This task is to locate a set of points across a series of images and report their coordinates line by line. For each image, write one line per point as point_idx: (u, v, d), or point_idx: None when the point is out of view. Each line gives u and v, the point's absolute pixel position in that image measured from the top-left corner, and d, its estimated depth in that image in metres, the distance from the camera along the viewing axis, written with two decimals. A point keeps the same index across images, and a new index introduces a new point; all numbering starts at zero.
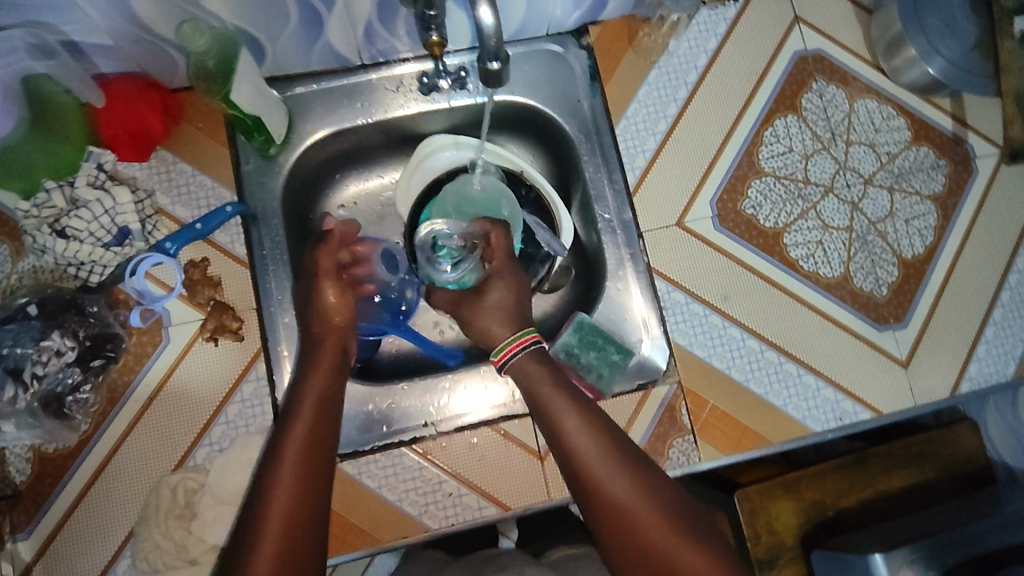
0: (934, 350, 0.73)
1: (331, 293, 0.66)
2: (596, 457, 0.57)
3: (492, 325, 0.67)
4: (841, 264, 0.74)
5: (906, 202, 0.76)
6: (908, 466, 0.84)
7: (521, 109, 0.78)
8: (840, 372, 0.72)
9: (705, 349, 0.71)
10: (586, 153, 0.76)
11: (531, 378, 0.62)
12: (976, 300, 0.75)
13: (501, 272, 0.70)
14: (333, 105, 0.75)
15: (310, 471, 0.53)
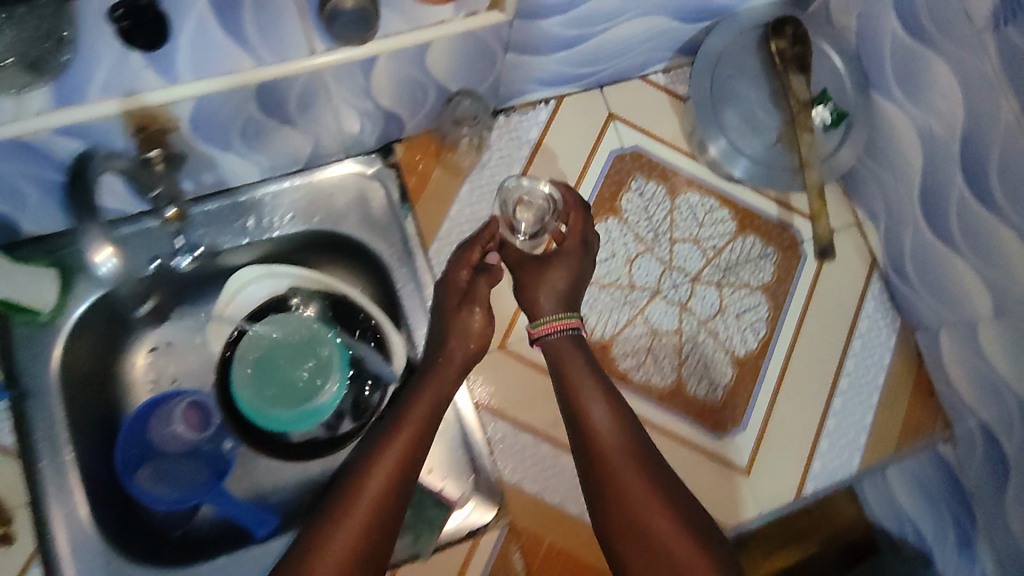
0: (776, 450, 0.72)
1: (476, 316, 0.62)
2: (613, 449, 0.55)
3: (538, 297, 0.63)
4: (673, 371, 0.72)
5: (735, 296, 0.75)
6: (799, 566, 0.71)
7: (328, 236, 0.73)
8: None
9: (537, 482, 0.68)
10: (401, 280, 0.74)
11: (566, 361, 0.61)
12: (815, 391, 0.73)
13: (567, 253, 0.66)
14: (112, 264, 0.69)
15: (404, 474, 0.54)
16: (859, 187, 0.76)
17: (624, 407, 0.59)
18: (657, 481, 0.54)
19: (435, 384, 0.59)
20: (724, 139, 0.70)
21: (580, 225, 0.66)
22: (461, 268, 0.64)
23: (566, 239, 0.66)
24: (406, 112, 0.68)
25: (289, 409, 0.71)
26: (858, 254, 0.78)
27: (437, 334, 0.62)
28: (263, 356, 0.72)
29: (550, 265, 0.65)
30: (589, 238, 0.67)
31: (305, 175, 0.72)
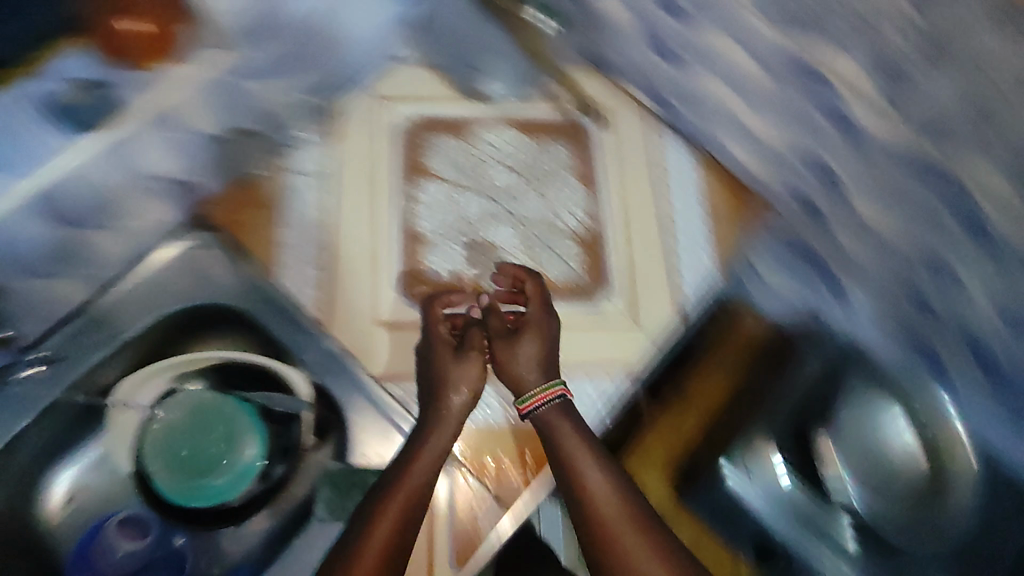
0: (647, 291, 0.82)
1: (476, 368, 0.70)
2: (611, 509, 0.61)
3: (521, 372, 0.70)
4: (534, 272, 0.81)
5: (555, 190, 0.85)
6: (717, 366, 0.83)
7: (197, 312, 0.75)
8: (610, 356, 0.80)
9: (463, 416, 0.76)
10: (272, 322, 0.76)
11: (552, 430, 0.66)
12: (652, 231, 0.85)
13: (531, 319, 0.74)
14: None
15: (405, 530, 0.62)
16: (606, 63, 0.89)
17: (615, 471, 0.64)
18: (660, 553, 0.59)
19: (445, 424, 0.69)
20: (486, 80, 0.87)
21: (537, 294, 0.75)
22: (444, 338, 0.74)
23: (530, 306, 0.75)
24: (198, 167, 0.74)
25: (224, 474, 0.70)
26: (634, 112, 0.90)
27: (435, 386, 0.71)
28: (172, 446, 0.71)
29: (523, 334, 0.72)
30: (544, 313, 0.74)
31: (153, 264, 0.75)
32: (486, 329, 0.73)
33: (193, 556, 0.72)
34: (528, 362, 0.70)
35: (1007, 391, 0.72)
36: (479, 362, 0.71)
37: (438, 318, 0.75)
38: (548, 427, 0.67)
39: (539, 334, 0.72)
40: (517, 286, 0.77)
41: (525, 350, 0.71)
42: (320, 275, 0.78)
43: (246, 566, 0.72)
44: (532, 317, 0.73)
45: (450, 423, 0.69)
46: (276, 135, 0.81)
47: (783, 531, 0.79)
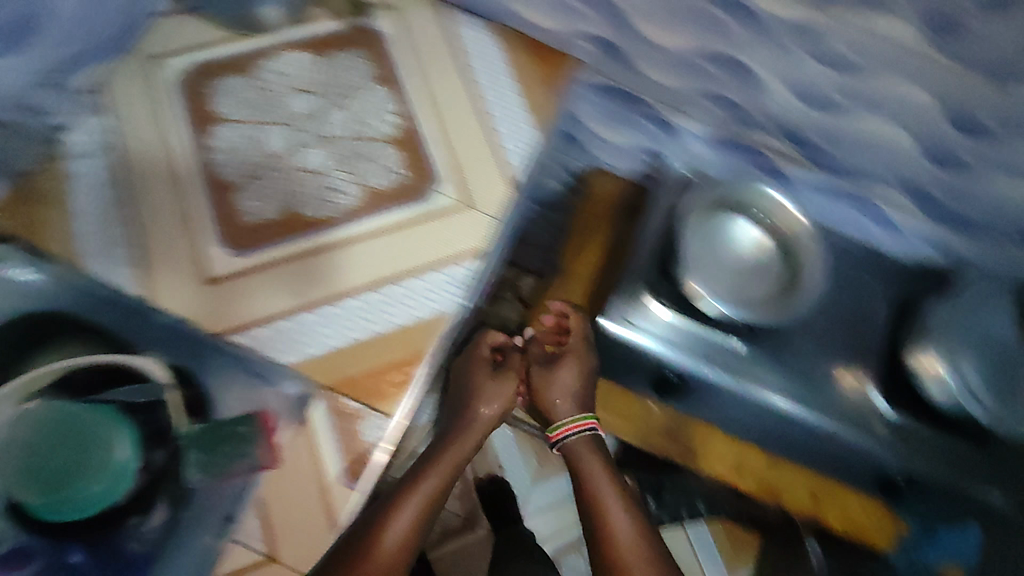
0: (473, 168, 0.79)
1: (508, 385, 0.86)
2: (626, 535, 0.76)
3: (555, 398, 0.87)
4: (354, 184, 0.77)
5: (356, 99, 0.82)
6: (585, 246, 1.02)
7: (20, 323, 0.68)
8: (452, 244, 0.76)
9: (317, 344, 0.72)
10: (97, 311, 0.70)
11: (585, 461, 0.83)
12: (461, 110, 0.82)
13: (571, 347, 0.90)
14: None
15: (408, 542, 0.67)
16: None
17: (641, 519, 0.78)
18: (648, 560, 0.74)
19: (473, 431, 0.81)
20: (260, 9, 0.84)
21: (580, 327, 0.92)
22: (481, 360, 0.87)
23: (572, 338, 0.91)
24: None
25: (102, 477, 0.65)
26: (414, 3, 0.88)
27: (462, 394, 0.84)
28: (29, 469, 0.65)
29: (560, 367, 0.88)
30: (581, 347, 0.91)
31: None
32: (534, 358, 0.91)
33: (96, 573, 0.63)
34: (564, 381, 0.88)
35: (818, 159, 0.86)
36: (509, 377, 0.87)
37: (485, 346, 0.89)
38: (577, 457, 0.83)
39: (580, 363, 0.89)
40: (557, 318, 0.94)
41: (564, 377, 0.88)
42: (128, 242, 0.73)
43: (143, 561, 0.64)
44: (573, 345, 0.90)
45: (475, 433, 0.81)
46: (36, 119, 0.75)
47: (678, 361, 0.89)
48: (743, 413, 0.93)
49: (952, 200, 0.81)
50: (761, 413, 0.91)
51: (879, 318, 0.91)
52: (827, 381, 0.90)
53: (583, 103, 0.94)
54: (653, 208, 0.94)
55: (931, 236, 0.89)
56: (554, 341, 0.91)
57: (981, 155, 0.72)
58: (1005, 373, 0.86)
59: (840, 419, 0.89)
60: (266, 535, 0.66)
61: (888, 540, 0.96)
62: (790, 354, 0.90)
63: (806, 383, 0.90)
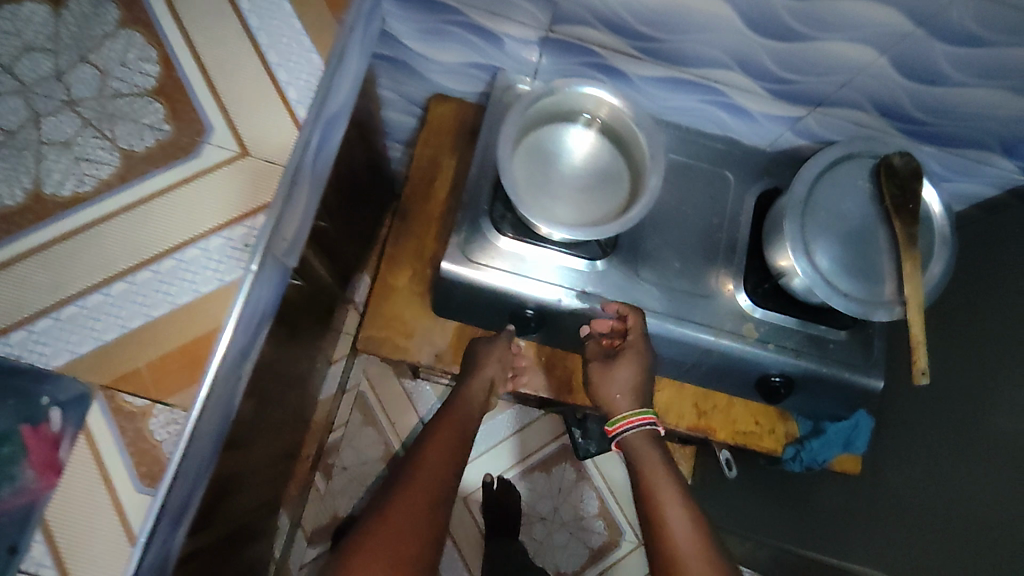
0: (251, 117, 0.68)
1: (495, 362, 0.82)
2: (683, 533, 0.63)
3: (613, 395, 0.77)
4: (112, 151, 0.66)
5: (105, 50, 0.68)
6: (434, 181, 0.93)
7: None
8: (235, 203, 0.67)
9: (91, 339, 0.63)
10: None
11: (643, 456, 0.71)
12: (234, 45, 0.70)
13: (629, 345, 0.78)
14: None
15: (412, 534, 0.60)
16: None
17: (703, 516, 0.66)
18: (705, 556, 0.62)
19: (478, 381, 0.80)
20: None
21: (638, 324, 0.78)
22: (501, 345, 0.84)
23: (630, 335, 0.78)
24: None
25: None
26: None
27: (469, 368, 0.82)
28: None
29: (620, 360, 0.77)
30: (642, 347, 0.78)
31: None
32: (593, 356, 0.80)
33: None
34: (615, 376, 0.77)
35: (647, 48, 0.75)
36: (501, 355, 0.83)
37: (500, 348, 0.83)
38: (637, 450, 0.72)
39: (637, 361, 0.77)
40: (620, 324, 0.80)
41: (620, 374, 0.77)
42: None
43: None
44: (632, 342, 0.78)
45: (474, 400, 0.78)
46: None
47: (542, 296, 0.81)
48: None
49: (792, 74, 0.74)
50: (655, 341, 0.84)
51: (741, 211, 0.86)
52: (712, 288, 0.83)
53: (395, 22, 0.82)
54: (484, 132, 0.85)
55: (786, 116, 0.82)
56: (610, 342, 0.80)
57: (803, 18, 0.65)
58: (866, 257, 0.74)
59: (708, 330, 0.82)
60: (56, 559, 0.60)
61: (779, 444, 0.92)
62: (652, 267, 0.83)
63: (691, 292, 0.83)
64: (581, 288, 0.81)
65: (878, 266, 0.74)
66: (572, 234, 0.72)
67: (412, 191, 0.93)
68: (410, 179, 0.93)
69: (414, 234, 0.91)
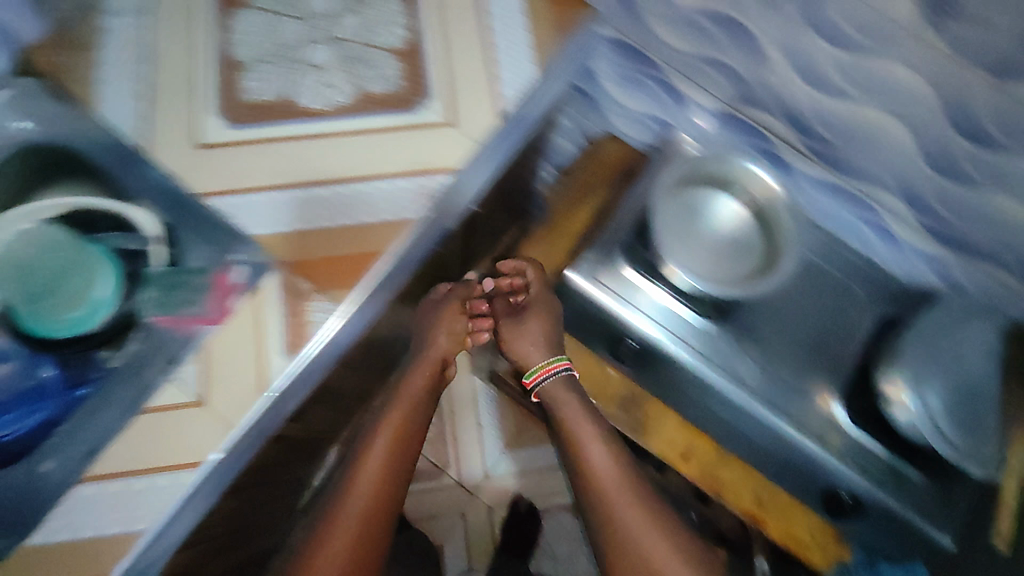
0: (465, 94, 0.82)
1: (443, 335, 0.85)
2: (607, 470, 0.74)
3: (528, 347, 0.85)
4: (352, 86, 0.81)
5: (372, 11, 0.85)
6: (580, 203, 1.03)
7: (33, 152, 0.75)
8: (431, 159, 0.79)
9: (287, 223, 0.75)
10: (114, 167, 0.76)
11: (563, 403, 0.80)
12: (471, 37, 0.84)
13: (534, 300, 0.89)
14: None
15: (392, 470, 0.76)
16: None
17: (619, 455, 0.76)
18: (644, 507, 0.71)
19: (426, 363, 0.84)
20: None
21: (539, 273, 0.91)
22: (458, 305, 0.87)
23: (532, 287, 0.90)
24: None
25: (84, 304, 0.71)
26: None
27: (427, 325, 0.86)
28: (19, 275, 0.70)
29: (528, 317, 0.86)
30: (537, 294, 0.89)
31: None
32: (502, 308, 0.89)
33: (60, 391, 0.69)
34: (529, 333, 0.85)
35: (819, 149, 0.81)
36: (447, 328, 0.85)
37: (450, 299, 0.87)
38: (558, 396, 0.81)
39: (544, 311, 0.87)
40: (521, 280, 0.91)
41: (529, 326, 0.86)
42: (140, 100, 0.79)
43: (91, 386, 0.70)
44: (535, 296, 0.88)
45: (428, 363, 0.84)
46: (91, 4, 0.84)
47: (644, 330, 0.85)
48: (700, 400, 0.87)
49: (950, 215, 0.76)
50: (737, 413, 0.86)
51: (861, 326, 0.87)
52: (808, 385, 0.85)
53: (603, 61, 0.91)
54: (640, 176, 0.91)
55: (926, 250, 0.83)
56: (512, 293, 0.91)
57: (983, 168, 0.68)
58: (971, 408, 0.77)
59: (790, 421, 0.83)
60: (201, 382, 0.70)
61: (827, 561, 0.86)
62: (757, 344, 0.86)
63: (783, 384, 0.85)
64: (677, 339, 0.85)
65: (983, 420, 0.77)
66: (694, 283, 0.81)
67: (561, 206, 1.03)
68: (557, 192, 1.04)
69: (548, 241, 1.01)
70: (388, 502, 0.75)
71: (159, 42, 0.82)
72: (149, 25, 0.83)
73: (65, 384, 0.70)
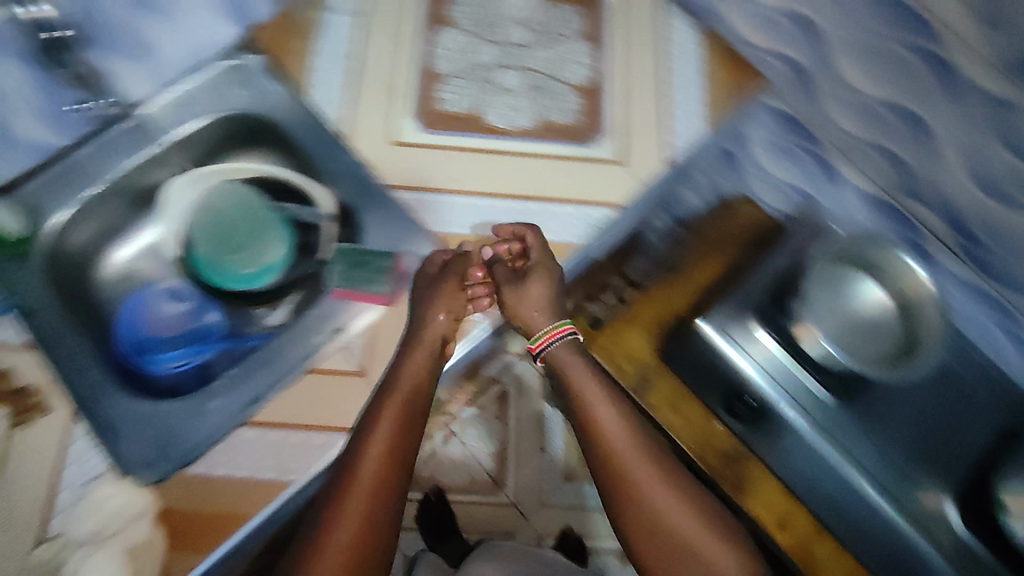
0: (638, 139, 0.87)
1: (440, 313, 0.74)
2: (624, 450, 0.70)
3: (531, 312, 0.77)
4: (537, 112, 0.88)
5: (564, 47, 0.92)
6: (711, 254, 0.91)
7: (241, 120, 0.85)
8: (599, 191, 0.84)
9: (462, 226, 0.81)
10: (314, 146, 0.85)
11: (570, 368, 0.75)
12: (650, 86, 0.90)
13: (534, 262, 0.78)
14: (57, 179, 0.79)
15: (389, 466, 0.66)
16: None
17: (630, 416, 0.73)
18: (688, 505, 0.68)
19: (428, 341, 0.73)
20: None
21: (540, 237, 0.78)
22: (456, 274, 0.76)
23: (534, 251, 0.79)
24: None
25: (254, 265, 0.85)
26: None
27: (433, 295, 0.75)
28: (214, 227, 0.86)
29: (531, 279, 0.77)
30: (539, 256, 0.78)
31: (185, 125, 0.83)
32: (503, 271, 0.78)
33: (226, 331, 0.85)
34: (529, 301, 0.77)
35: (977, 254, 0.79)
36: (444, 303, 0.75)
37: (436, 266, 0.77)
38: (565, 362, 0.75)
39: (543, 273, 0.77)
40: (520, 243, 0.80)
41: (532, 292, 0.77)
42: (344, 88, 0.87)
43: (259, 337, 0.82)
44: (538, 259, 0.78)
45: (426, 344, 0.73)
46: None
47: (761, 386, 0.86)
48: (814, 470, 0.86)
49: None
50: (848, 491, 0.85)
51: None
52: (921, 481, 0.84)
53: (761, 130, 0.94)
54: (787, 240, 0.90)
55: None
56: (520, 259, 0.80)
57: None
58: None
59: (895, 506, 0.84)
60: (363, 354, 0.76)
61: None
62: (880, 430, 0.85)
63: (897, 472, 0.84)
64: (792, 400, 0.86)
65: None
66: (835, 354, 0.84)
67: (697, 251, 0.92)
68: (694, 238, 0.92)
69: (677, 289, 0.91)
70: (382, 510, 0.64)
71: (370, 39, 0.90)
72: (364, 21, 0.91)
73: (226, 330, 0.84)
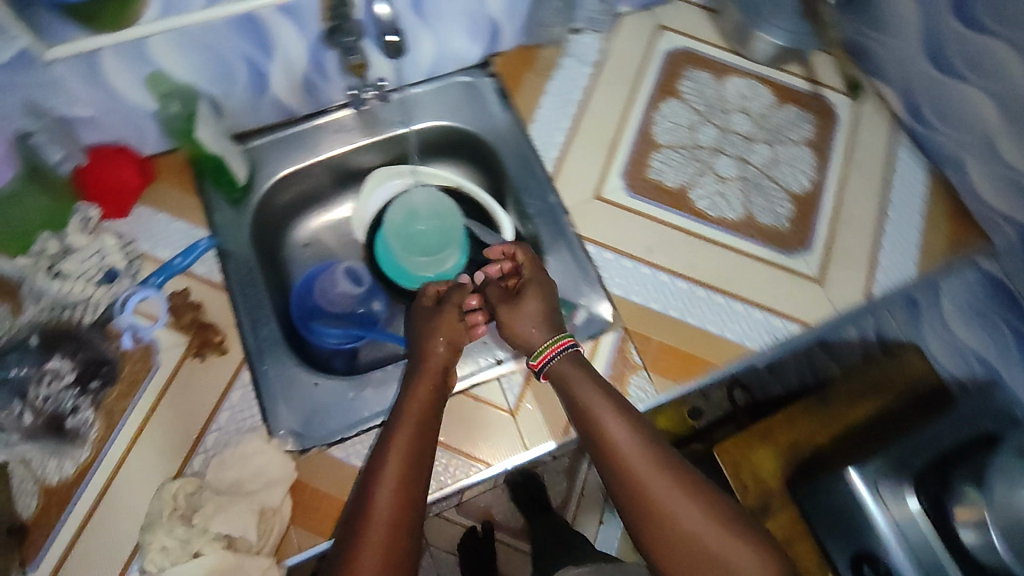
0: (841, 264, 0.84)
1: (438, 342, 0.73)
2: (645, 467, 0.63)
3: (529, 329, 0.73)
4: (743, 207, 0.86)
5: (785, 149, 0.90)
6: (868, 396, 0.86)
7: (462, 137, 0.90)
8: (789, 306, 0.81)
9: (642, 296, 0.80)
10: (519, 177, 0.87)
11: (570, 381, 0.69)
12: (866, 212, 0.87)
13: (529, 278, 0.77)
14: (286, 142, 0.85)
15: (410, 469, 0.63)
16: (870, 58, 0.94)
17: (642, 426, 0.66)
18: (711, 514, 0.61)
19: (429, 374, 0.71)
20: (776, 29, 0.91)
21: (529, 256, 0.78)
22: (453, 307, 0.76)
23: (525, 269, 0.78)
24: (507, 25, 0.87)
25: (434, 270, 0.87)
26: (878, 113, 0.94)
27: (427, 328, 0.75)
28: (408, 224, 0.87)
29: (525, 294, 0.75)
30: (531, 270, 0.77)
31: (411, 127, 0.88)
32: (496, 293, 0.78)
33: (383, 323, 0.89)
34: (529, 315, 0.74)
35: None
36: (442, 328, 0.74)
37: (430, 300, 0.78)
38: (569, 378, 0.69)
39: (537, 293, 0.75)
40: (511, 263, 0.79)
41: (530, 308, 0.74)
42: (564, 131, 0.89)
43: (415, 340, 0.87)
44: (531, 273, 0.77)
45: (432, 363, 0.72)
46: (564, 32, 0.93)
47: (891, 551, 0.78)
48: None
49: None
50: None
51: None
52: None
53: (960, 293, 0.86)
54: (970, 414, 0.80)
55: None
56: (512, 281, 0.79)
57: None
58: None
59: None
60: (518, 394, 0.76)
61: None
62: None
63: None
64: None
65: None
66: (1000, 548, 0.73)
67: (849, 388, 0.87)
68: (854, 374, 0.87)
69: (819, 421, 0.86)
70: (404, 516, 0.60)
71: (600, 90, 0.91)
72: (600, 74, 0.92)
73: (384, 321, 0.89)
